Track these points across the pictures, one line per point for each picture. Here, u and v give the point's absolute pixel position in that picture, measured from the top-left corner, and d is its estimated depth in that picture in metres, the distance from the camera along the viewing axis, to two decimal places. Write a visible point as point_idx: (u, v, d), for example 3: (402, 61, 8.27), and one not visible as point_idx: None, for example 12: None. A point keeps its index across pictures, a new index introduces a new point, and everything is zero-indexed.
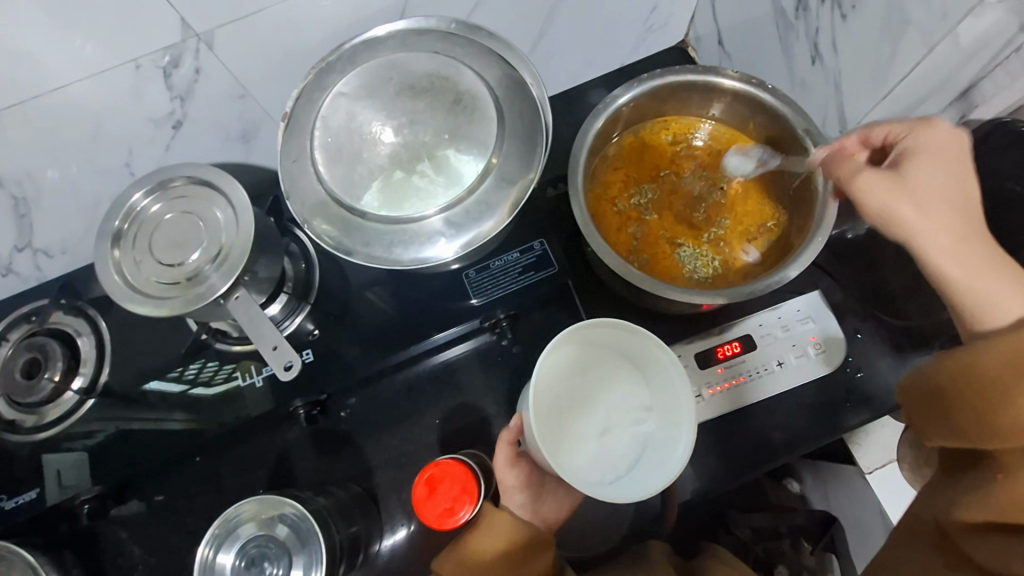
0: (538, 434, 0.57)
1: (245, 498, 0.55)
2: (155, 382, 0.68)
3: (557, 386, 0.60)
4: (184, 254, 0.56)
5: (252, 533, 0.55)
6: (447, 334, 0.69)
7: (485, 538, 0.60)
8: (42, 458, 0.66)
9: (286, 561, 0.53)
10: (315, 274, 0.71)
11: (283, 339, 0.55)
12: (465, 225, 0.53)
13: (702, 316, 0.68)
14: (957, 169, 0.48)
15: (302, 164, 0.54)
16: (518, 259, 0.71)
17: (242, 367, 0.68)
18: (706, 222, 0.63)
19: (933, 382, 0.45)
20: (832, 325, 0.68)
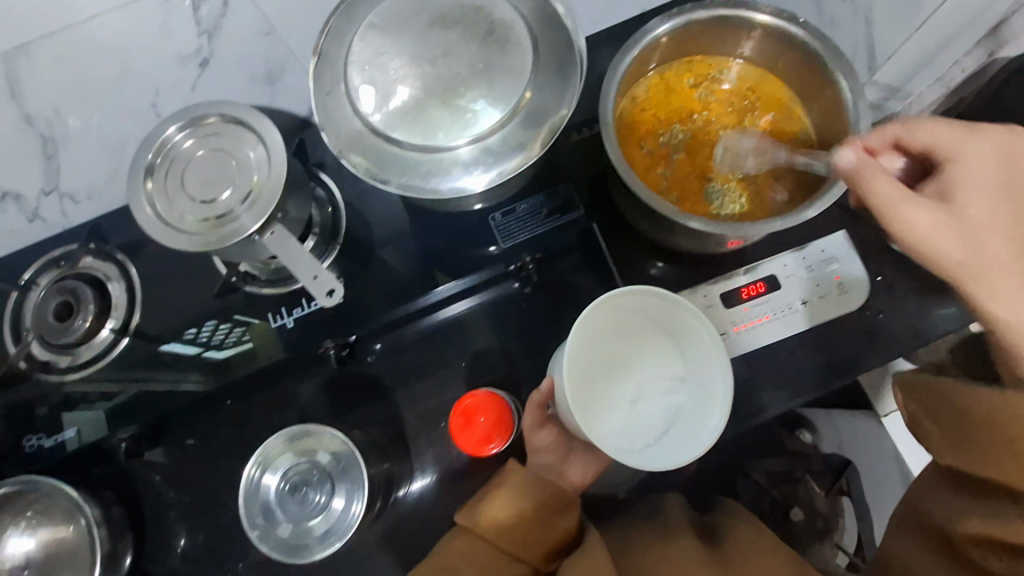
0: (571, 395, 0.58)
1: (273, 440, 0.59)
2: (170, 345, 0.68)
3: (590, 352, 0.61)
4: (216, 191, 0.56)
5: (291, 465, 0.60)
6: (451, 289, 0.69)
7: (504, 500, 0.61)
8: (62, 417, 0.67)
9: (326, 487, 0.59)
10: (341, 219, 0.70)
11: (322, 267, 0.55)
12: (498, 157, 0.53)
13: (726, 257, 0.69)
14: (999, 177, 0.51)
15: (334, 100, 0.53)
16: (543, 202, 0.69)
17: (256, 329, 0.67)
18: (737, 162, 0.62)
19: (961, 403, 0.50)
20: (856, 266, 0.68)
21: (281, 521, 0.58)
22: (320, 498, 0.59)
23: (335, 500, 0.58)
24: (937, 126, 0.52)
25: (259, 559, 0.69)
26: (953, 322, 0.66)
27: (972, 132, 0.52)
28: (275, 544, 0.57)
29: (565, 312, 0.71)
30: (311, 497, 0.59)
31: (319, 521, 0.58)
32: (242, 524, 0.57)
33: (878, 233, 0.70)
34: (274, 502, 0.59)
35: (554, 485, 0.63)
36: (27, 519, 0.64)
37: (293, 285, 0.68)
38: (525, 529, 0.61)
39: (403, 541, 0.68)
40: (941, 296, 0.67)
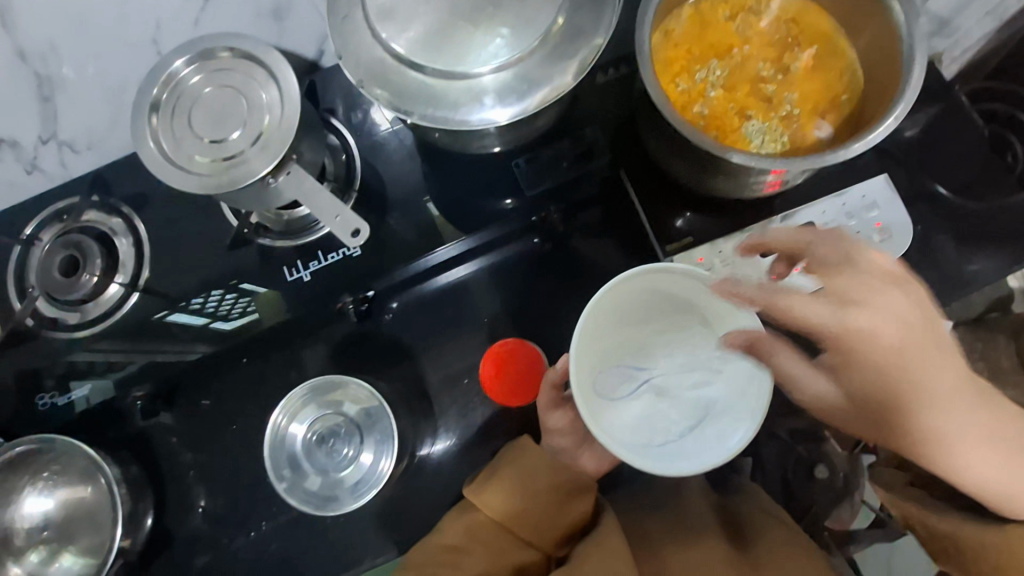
0: (585, 386, 0.56)
1: (299, 391, 0.68)
2: (176, 315, 0.64)
3: (611, 340, 0.59)
4: (226, 130, 0.53)
5: (319, 417, 0.69)
6: (449, 250, 0.68)
7: (517, 482, 0.61)
8: (71, 383, 0.65)
9: (356, 440, 0.69)
10: (355, 164, 0.66)
11: (345, 206, 0.53)
12: (528, 86, 0.49)
13: (760, 205, 0.66)
14: (931, 326, 0.48)
15: (352, 24, 0.49)
16: (568, 150, 0.66)
17: (265, 297, 0.65)
18: (780, 97, 0.59)
19: (951, 536, 0.53)
20: (899, 211, 0.65)
21: (308, 474, 0.68)
22: (349, 447, 0.69)
23: (359, 454, 0.69)
24: (800, 301, 0.51)
25: (280, 518, 0.68)
26: (989, 270, 0.65)
27: (849, 324, 0.49)
28: (302, 496, 0.66)
29: (585, 262, 0.73)
30: (336, 453, 0.69)
31: (340, 474, 0.68)
32: (272, 478, 0.66)
33: (914, 179, 0.67)
34: (301, 457, 0.68)
35: (571, 468, 0.62)
36: (45, 479, 0.64)
37: (306, 237, 0.64)
38: (538, 515, 0.60)
39: (426, 493, 0.69)
40: (977, 244, 0.66)
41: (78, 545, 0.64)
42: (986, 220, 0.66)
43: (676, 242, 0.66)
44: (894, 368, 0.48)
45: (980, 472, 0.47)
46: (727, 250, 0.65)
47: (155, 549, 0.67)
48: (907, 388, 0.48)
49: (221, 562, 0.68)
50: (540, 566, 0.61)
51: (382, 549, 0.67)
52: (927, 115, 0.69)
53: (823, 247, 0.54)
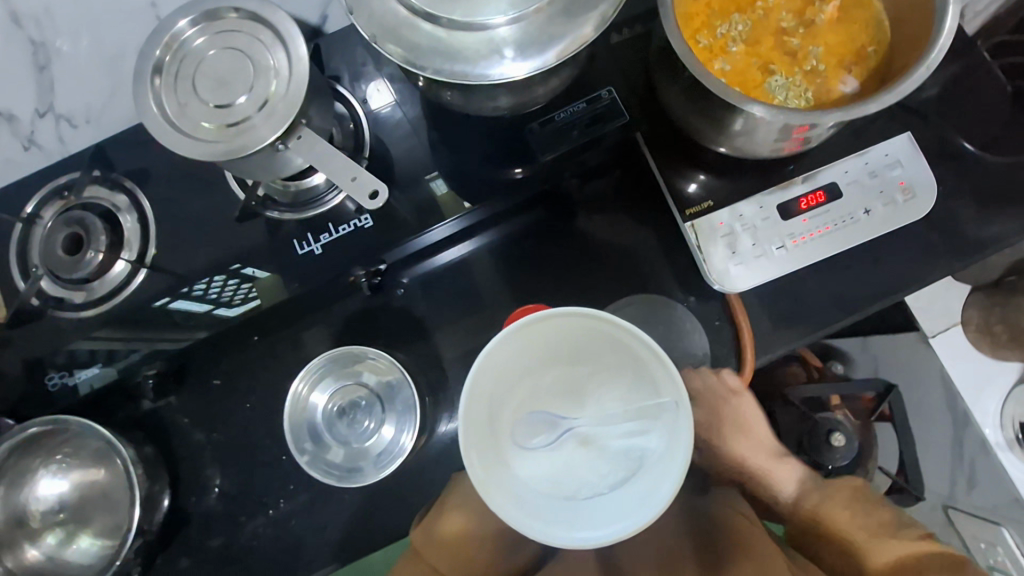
0: (486, 440, 0.48)
1: (319, 359, 0.66)
2: (179, 302, 0.62)
3: (524, 383, 0.51)
4: (233, 94, 0.51)
5: (338, 387, 0.69)
6: (443, 230, 0.65)
7: (463, 525, 0.57)
8: (74, 376, 0.63)
9: (378, 416, 0.68)
10: (364, 134, 0.64)
11: (361, 169, 0.51)
12: (545, 40, 0.47)
13: (782, 165, 0.64)
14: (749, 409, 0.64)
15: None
16: (584, 109, 0.62)
17: (267, 284, 0.62)
18: (805, 51, 0.57)
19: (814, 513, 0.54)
20: (922, 169, 0.64)
21: (330, 445, 0.67)
22: (372, 423, 0.68)
23: (380, 427, 0.68)
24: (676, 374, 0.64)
25: (296, 497, 0.67)
26: (1015, 230, 0.63)
27: None
28: (325, 467, 0.66)
29: (601, 233, 0.70)
30: (357, 425, 0.68)
31: (362, 446, 0.67)
32: (293, 450, 0.65)
33: (937, 138, 0.66)
34: (321, 428, 0.68)
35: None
36: (58, 461, 0.65)
37: (314, 210, 0.62)
38: (483, 562, 0.55)
39: (445, 469, 0.67)
40: (1004, 203, 0.64)
41: (94, 527, 0.64)
42: (1011, 178, 0.65)
43: (696, 207, 0.64)
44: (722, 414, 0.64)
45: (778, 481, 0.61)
46: (747, 214, 0.63)
47: (172, 530, 0.67)
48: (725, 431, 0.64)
49: (238, 542, 0.67)
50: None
51: (401, 527, 0.66)
52: (946, 73, 0.67)
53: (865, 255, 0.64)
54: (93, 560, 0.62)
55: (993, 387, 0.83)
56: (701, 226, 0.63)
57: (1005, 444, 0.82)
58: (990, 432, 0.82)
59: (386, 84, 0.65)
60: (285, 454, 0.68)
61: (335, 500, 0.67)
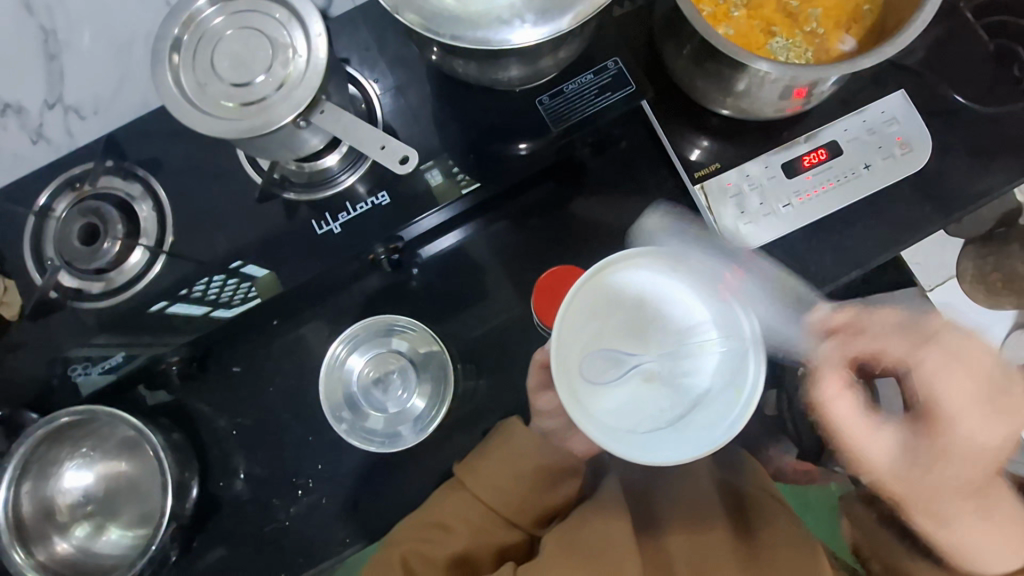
0: (565, 368, 0.50)
1: (358, 325, 0.70)
2: (176, 305, 0.63)
3: (600, 318, 0.52)
4: (251, 73, 0.51)
5: (369, 361, 0.70)
6: (433, 218, 0.66)
7: (503, 462, 0.61)
8: (75, 378, 0.64)
9: (411, 387, 0.70)
10: (377, 115, 0.65)
11: (389, 136, 0.52)
12: (560, 4, 0.48)
13: (785, 125, 0.67)
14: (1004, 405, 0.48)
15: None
16: (592, 79, 0.63)
17: (265, 282, 0.63)
18: (805, 12, 0.59)
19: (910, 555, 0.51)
20: (918, 123, 0.67)
21: (366, 414, 0.69)
22: (404, 393, 0.69)
23: (414, 396, 0.69)
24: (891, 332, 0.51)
25: (326, 478, 0.69)
26: (1005, 180, 0.66)
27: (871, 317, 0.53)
28: (366, 433, 0.68)
29: (611, 204, 0.72)
30: (393, 393, 0.69)
31: (400, 413, 0.69)
32: (332, 421, 0.67)
33: (929, 94, 0.68)
34: (358, 397, 0.69)
35: (559, 449, 0.61)
36: (83, 454, 0.66)
37: (327, 192, 0.62)
38: (521, 497, 0.60)
39: (470, 441, 0.69)
40: (994, 154, 0.67)
41: (123, 518, 0.65)
42: (1000, 130, 0.67)
43: (705, 169, 0.66)
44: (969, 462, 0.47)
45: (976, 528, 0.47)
46: (753, 172, 0.65)
47: (204, 514, 0.69)
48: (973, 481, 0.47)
49: (271, 524, 0.69)
50: (525, 548, 0.61)
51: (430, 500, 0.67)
52: (933, 33, 0.70)
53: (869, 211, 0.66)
54: (126, 550, 0.63)
55: None
56: (710, 187, 0.66)
57: None
58: None
59: (392, 67, 0.66)
60: (312, 435, 0.70)
61: (366, 477, 0.69)
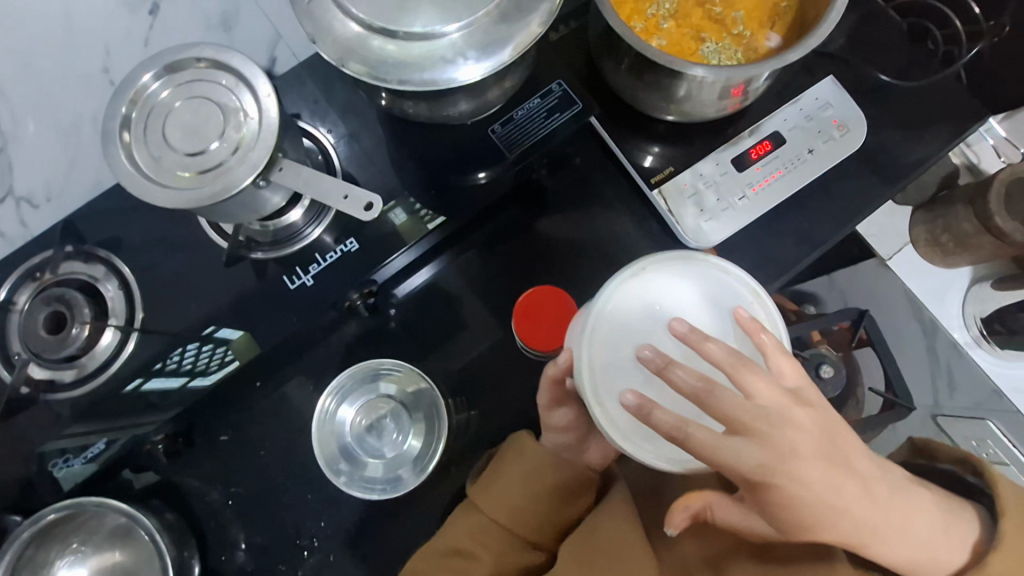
0: (594, 383, 0.50)
1: (344, 373, 0.69)
2: (152, 381, 0.62)
3: (635, 332, 0.51)
4: (205, 140, 0.52)
5: (360, 407, 0.69)
6: (403, 258, 0.67)
7: (517, 481, 0.60)
8: (55, 474, 0.63)
9: (405, 429, 0.69)
10: (334, 164, 0.65)
11: (351, 186, 0.53)
12: (497, 42, 0.51)
13: (727, 123, 0.69)
14: (796, 421, 0.44)
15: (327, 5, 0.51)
16: (540, 103, 0.65)
17: (240, 345, 0.63)
18: (729, 17, 0.62)
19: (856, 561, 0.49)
20: (850, 105, 0.70)
21: (364, 462, 0.68)
22: (398, 436, 0.69)
23: (409, 437, 0.69)
24: (673, 371, 0.45)
25: (330, 535, 0.68)
26: (938, 147, 0.70)
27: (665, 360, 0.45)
28: (366, 483, 0.67)
29: (575, 220, 0.74)
30: (387, 437, 0.69)
31: (397, 456, 0.68)
32: (330, 474, 0.66)
33: (855, 77, 0.72)
34: (353, 446, 0.68)
35: (570, 462, 0.61)
36: (75, 550, 0.63)
37: (296, 245, 0.62)
38: (537, 515, 0.60)
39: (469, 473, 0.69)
40: (922, 124, 0.71)
41: None
42: (924, 103, 0.72)
43: (660, 173, 0.69)
44: (832, 473, 0.44)
45: (916, 538, 0.45)
46: (705, 171, 0.68)
47: None
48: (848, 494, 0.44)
49: None
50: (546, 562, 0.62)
51: None
52: (850, 21, 0.74)
53: (818, 194, 0.69)
54: None
55: (953, 290, 0.88)
56: (667, 191, 0.68)
57: (974, 342, 0.87)
58: (957, 333, 0.88)
59: (342, 116, 0.67)
60: (310, 493, 0.69)
61: (372, 526, 0.68)
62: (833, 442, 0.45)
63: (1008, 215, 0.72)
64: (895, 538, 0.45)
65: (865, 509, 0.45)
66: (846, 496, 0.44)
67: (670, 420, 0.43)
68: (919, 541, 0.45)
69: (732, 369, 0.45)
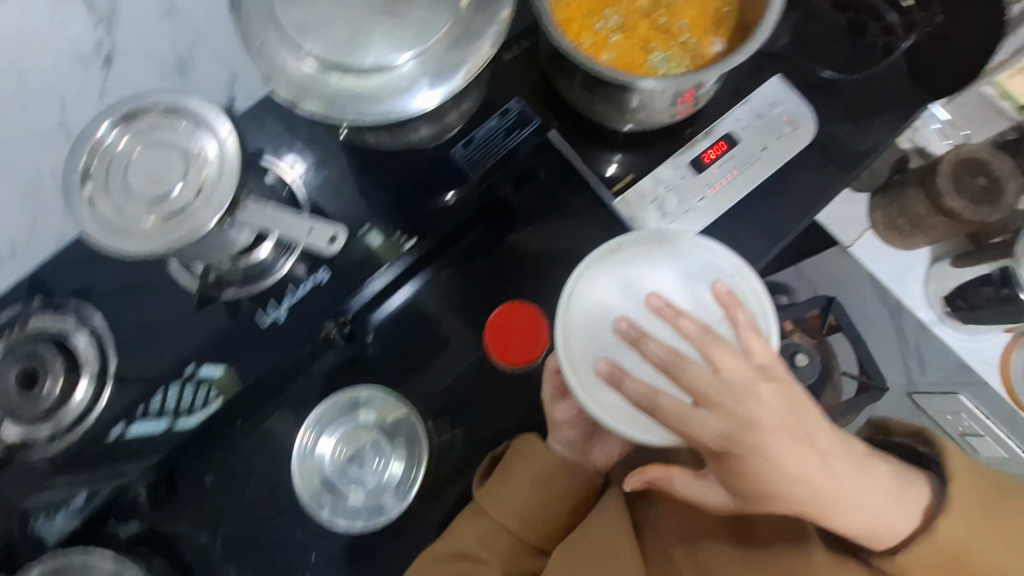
0: (576, 354, 0.57)
1: (321, 405, 0.69)
2: (137, 425, 0.62)
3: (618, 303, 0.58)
4: (167, 185, 0.52)
5: (340, 438, 0.69)
6: (382, 278, 0.68)
7: (526, 483, 0.63)
8: (32, 528, 0.61)
9: (386, 457, 0.69)
10: (299, 197, 0.64)
11: (314, 220, 0.53)
12: (450, 69, 0.52)
13: (680, 128, 0.72)
14: (762, 396, 0.47)
15: (282, 45, 0.52)
16: (498, 123, 0.67)
17: (223, 384, 0.63)
18: (674, 27, 0.64)
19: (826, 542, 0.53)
20: (798, 102, 0.73)
21: (346, 493, 0.68)
22: (380, 464, 0.69)
23: (390, 464, 0.69)
24: (643, 345, 0.49)
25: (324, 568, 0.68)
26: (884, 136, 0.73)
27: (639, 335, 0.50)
28: (349, 515, 0.67)
29: (545, 230, 0.73)
30: (369, 466, 0.69)
31: (380, 484, 0.69)
32: (313, 507, 0.67)
33: (801, 75, 0.75)
34: (335, 478, 0.68)
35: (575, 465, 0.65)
36: None
37: (270, 279, 0.63)
38: (542, 515, 0.63)
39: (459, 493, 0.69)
40: (867, 116, 0.74)
41: None
42: (868, 95, 0.75)
43: (620, 182, 0.71)
44: (794, 451, 0.47)
45: (871, 509, 0.48)
46: (664, 176, 0.70)
47: None
48: (813, 472, 0.47)
49: None
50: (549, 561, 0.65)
51: None
52: (792, 21, 0.77)
53: (776, 189, 0.71)
54: None
55: (914, 273, 0.91)
56: (628, 198, 0.70)
57: (937, 320, 0.90)
58: (922, 313, 0.90)
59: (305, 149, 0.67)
60: (301, 527, 0.69)
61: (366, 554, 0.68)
62: (797, 417, 0.47)
63: (956, 194, 0.75)
64: (861, 511, 0.48)
65: (828, 486, 0.47)
66: (808, 475, 0.47)
67: (638, 389, 0.49)
68: (882, 513, 0.48)
69: (701, 343, 0.48)
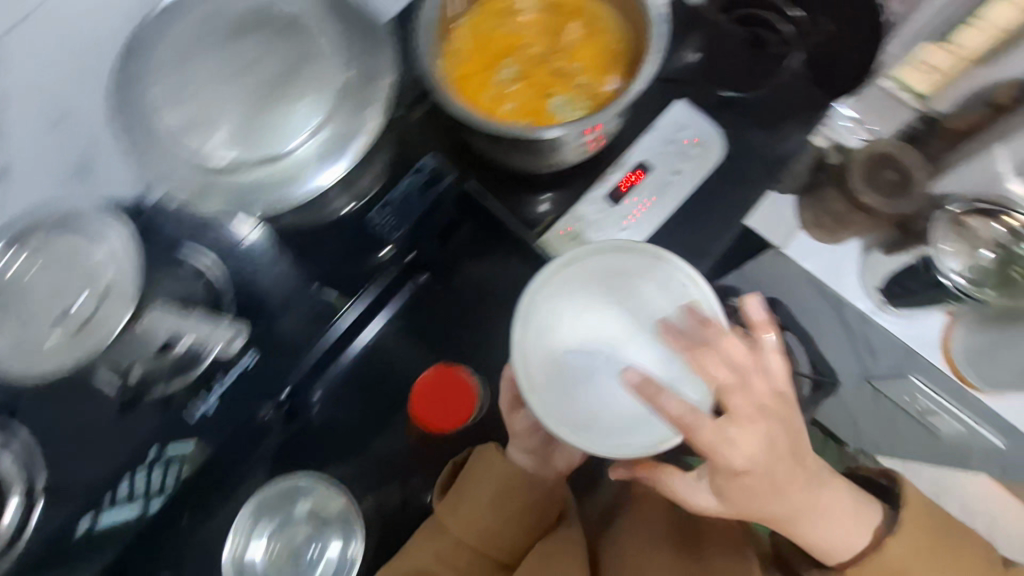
0: (536, 375, 0.53)
1: (247, 503, 0.67)
2: (106, 515, 0.61)
3: (572, 322, 0.55)
4: (70, 300, 0.53)
5: (271, 535, 0.67)
6: (349, 314, 0.71)
7: (481, 496, 0.60)
8: None
9: (322, 548, 0.67)
10: (219, 288, 0.65)
11: (211, 325, 0.63)
12: (341, 146, 0.52)
13: (592, 165, 0.73)
14: (786, 420, 0.46)
15: (160, 144, 0.50)
16: (411, 182, 0.67)
17: (188, 456, 0.64)
18: (569, 71, 0.66)
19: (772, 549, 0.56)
20: (705, 123, 0.75)
21: None
22: (315, 556, 0.67)
23: (326, 555, 0.67)
24: (704, 360, 0.46)
25: None
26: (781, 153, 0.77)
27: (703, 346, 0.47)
28: None
29: (476, 279, 0.74)
30: (305, 560, 0.67)
31: None
32: None
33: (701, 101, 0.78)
34: None
35: (536, 479, 0.61)
36: None
37: (198, 369, 0.63)
38: (500, 531, 0.60)
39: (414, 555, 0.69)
40: (765, 133, 0.77)
41: None
42: (763, 113, 0.79)
43: (540, 224, 0.72)
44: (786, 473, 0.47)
45: (836, 526, 0.50)
46: (583, 212, 0.71)
47: None
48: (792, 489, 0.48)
49: None
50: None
51: None
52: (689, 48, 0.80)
53: (690, 213, 0.73)
54: None
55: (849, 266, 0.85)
56: (549, 239, 0.70)
57: (879, 308, 0.85)
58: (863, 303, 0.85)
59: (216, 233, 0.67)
60: None
61: None
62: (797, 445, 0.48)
63: (869, 188, 0.75)
64: (819, 528, 0.50)
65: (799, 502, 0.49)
66: (786, 496, 0.48)
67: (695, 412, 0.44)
68: (840, 531, 0.50)
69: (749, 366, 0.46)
